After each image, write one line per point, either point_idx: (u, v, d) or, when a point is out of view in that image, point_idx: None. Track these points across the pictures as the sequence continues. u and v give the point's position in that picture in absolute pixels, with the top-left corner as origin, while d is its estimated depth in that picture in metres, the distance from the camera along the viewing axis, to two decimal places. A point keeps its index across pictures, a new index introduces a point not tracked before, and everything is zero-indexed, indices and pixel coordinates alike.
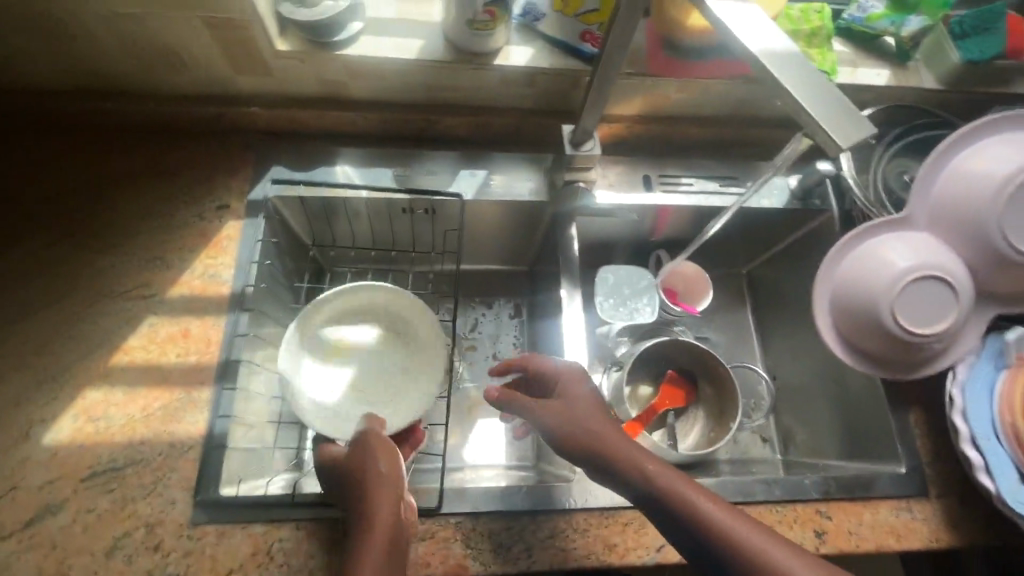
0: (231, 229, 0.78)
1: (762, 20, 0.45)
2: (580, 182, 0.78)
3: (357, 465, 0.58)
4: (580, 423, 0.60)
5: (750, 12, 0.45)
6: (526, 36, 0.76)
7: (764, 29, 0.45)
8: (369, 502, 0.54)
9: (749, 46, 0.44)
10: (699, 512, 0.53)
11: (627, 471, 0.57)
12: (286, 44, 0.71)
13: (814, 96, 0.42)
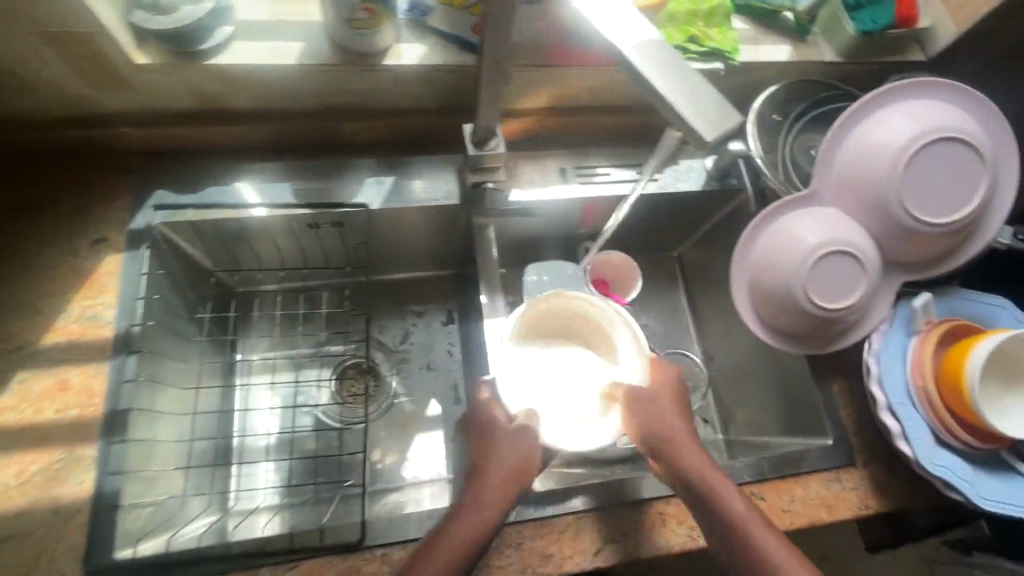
0: (111, 263, 0.71)
1: (629, 13, 0.44)
2: (489, 183, 0.76)
3: (497, 465, 0.63)
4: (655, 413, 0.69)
5: (618, 5, 0.44)
6: (417, 32, 0.71)
7: (626, 21, 0.44)
8: (485, 494, 0.62)
9: (614, 43, 0.43)
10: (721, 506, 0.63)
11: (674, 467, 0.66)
12: (147, 57, 0.64)
13: (679, 88, 0.42)
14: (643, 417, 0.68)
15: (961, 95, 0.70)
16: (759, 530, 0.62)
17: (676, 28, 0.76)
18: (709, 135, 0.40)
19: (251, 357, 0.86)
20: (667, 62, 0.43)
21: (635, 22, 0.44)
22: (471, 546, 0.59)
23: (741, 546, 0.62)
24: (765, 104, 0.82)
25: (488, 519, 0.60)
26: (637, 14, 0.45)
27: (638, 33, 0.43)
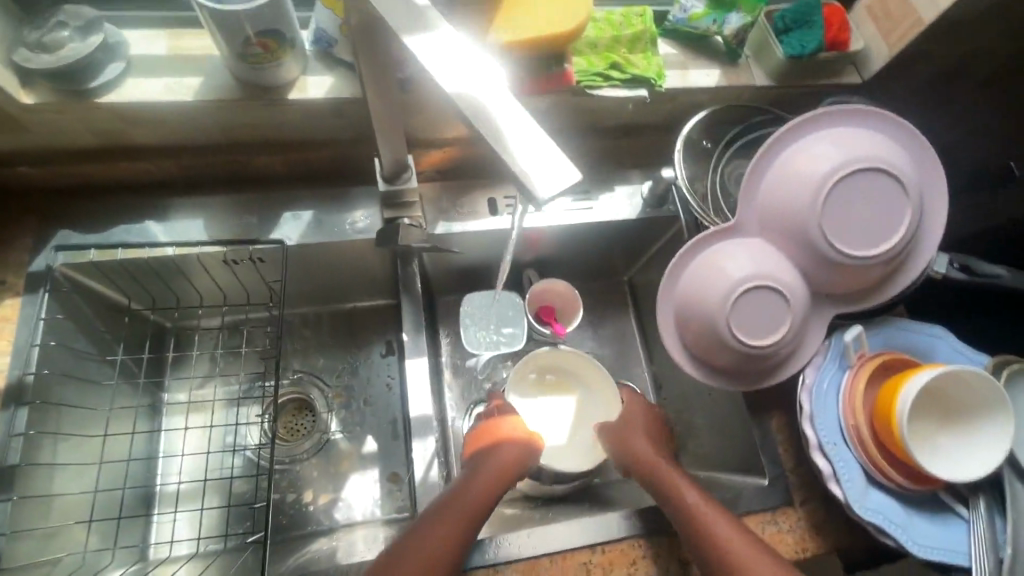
0: (7, 309, 0.68)
1: (466, 57, 0.40)
2: (405, 219, 0.73)
3: (501, 453, 0.69)
4: (630, 430, 0.79)
5: (457, 50, 0.41)
6: (324, 63, 0.69)
7: (464, 65, 0.40)
8: (488, 472, 0.67)
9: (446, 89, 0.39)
10: (686, 501, 0.65)
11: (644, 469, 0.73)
12: (33, 96, 0.62)
13: (515, 139, 0.38)
14: (622, 431, 0.78)
15: (885, 122, 0.68)
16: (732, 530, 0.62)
17: (596, 56, 0.74)
18: (541, 198, 0.36)
19: (176, 396, 0.85)
20: (501, 113, 0.38)
21: (473, 61, 0.40)
22: (472, 514, 0.62)
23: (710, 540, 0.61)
24: (694, 130, 0.80)
25: (492, 493, 0.65)
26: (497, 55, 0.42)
27: (474, 70, 0.40)
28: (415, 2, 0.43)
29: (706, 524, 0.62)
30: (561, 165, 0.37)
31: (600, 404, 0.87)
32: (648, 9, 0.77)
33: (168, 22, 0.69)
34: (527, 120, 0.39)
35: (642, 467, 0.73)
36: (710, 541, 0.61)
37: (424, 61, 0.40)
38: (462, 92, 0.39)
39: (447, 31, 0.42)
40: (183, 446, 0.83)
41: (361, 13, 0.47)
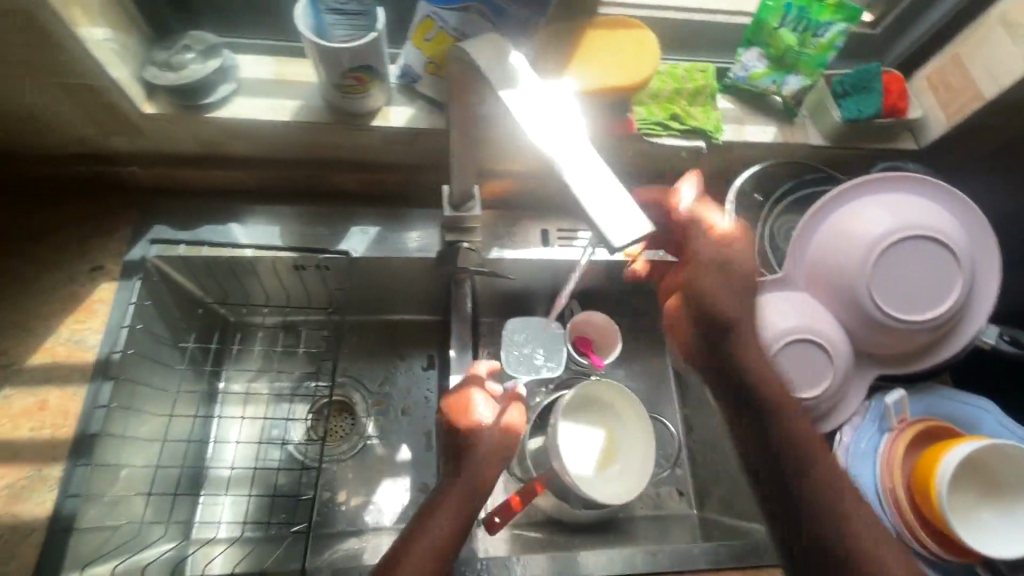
0: (104, 291, 0.75)
1: (553, 113, 0.46)
2: (464, 243, 0.79)
3: (481, 437, 0.67)
4: (730, 301, 0.63)
5: (548, 108, 0.46)
6: (407, 96, 0.76)
7: (550, 119, 0.45)
8: (471, 468, 0.65)
9: (533, 141, 0.44)
10: (823, 478, 0.59)
11: (772, 422, 0.62)
12: (154, 106, 0.70)
13: (591, 188, 0.42)
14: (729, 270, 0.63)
15: (940, 191, 0.69)
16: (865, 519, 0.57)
17: (657, 106, 0.78)
18: (613, 242, 0.40)
19: (232, 386, 0.91)
20: (568, 162, 0.43)
21: (558, 118, 0.45)
22: (459, 519, 0.63)
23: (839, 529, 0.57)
24: (747, 182, 0.82)
25: (483, 485, 0.65)
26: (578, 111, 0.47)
27: (558, 125, 0.45)
28: (509, 66, 0.49)
29: (838, 511, 0.57)
30: (631, 218, 0.41)
31: (632, 432, 0.89)
32: (710, 66, 0.81)
33: (273, 50, 0.77)
34: (605, 176, 0.43)
35: (774, 422, 0.61)
36: (842, 529, 0.57)
37: (520, 114, 0.46)
38: (544, 146, 0.44)
39: (541, 92, 0.47)
40: (233, 433, 0.89)
41: (458, 58, 0.52)
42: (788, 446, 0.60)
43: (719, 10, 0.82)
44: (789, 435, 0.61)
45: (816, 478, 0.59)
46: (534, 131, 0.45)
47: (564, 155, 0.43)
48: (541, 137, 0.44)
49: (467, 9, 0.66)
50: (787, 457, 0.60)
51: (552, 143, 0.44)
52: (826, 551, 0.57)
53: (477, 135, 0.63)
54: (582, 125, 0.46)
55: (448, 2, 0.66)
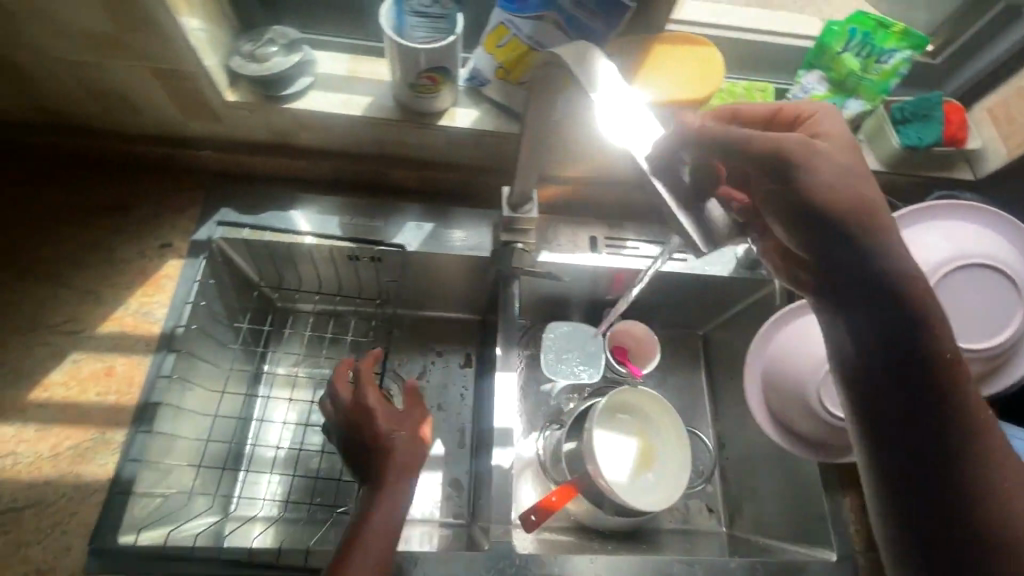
0: (172, 268, 0.79)
1: (634, 119, 0.50)
2: (519, 243, 0.81)
3: (396, 453, 0.68)
4: (832, 174, 0.50)
5: (630, 112, 0.50)
6: (473, 99, 0.79)
7: (637, 126, 0.49)
8: (388, 470, 0.66)
9: (626, 148, 0.48)
10: (972, 432, 0.48)
11: (920, 365, 0.48)
12: (235, 94, 0.73)
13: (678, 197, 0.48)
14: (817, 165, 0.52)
15: (1002, 223, 0.69)
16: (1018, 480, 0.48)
17: None
18: (706, 248, 0.47)
19: (276, 369, 0.94)
20: (655, 170, 0.48)
21: (641, 125, 0.50)
22: (388, 523, 0.63)
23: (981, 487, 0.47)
24: None
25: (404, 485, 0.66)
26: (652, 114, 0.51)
27: (642, 133, 0.49)
28: (594, 70, 0.50)
29: (980, 468, 0.47)
30: (715, 240, 0.48)
31: (668, 442, 0.90)
32: (769, 86, 0.82)
33: (349, 48, 0.80)
34: (693, 199, 0.49)
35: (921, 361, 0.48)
36: (973, 487, 0.47)
37: (624, 126, 0.49)
38: (636, 150, 0.48)
39: (639, 105, 0.50)
40: (275, 415, 0.91)
41: (545, 62, 0.54)
42: (930, 390, 0.48)
43: (781, 33, 0.83)
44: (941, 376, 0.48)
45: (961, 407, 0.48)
46: (641, 145, 0.48)
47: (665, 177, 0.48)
48: (648, 152, 0.48)
49: (542, 18, 0.68)
50: (921, 404, 0.48)
51: (658, 159, 0.48)
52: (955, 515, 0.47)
53: (546, 140, 0.65)
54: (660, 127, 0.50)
55: (523, 10, 0.69)
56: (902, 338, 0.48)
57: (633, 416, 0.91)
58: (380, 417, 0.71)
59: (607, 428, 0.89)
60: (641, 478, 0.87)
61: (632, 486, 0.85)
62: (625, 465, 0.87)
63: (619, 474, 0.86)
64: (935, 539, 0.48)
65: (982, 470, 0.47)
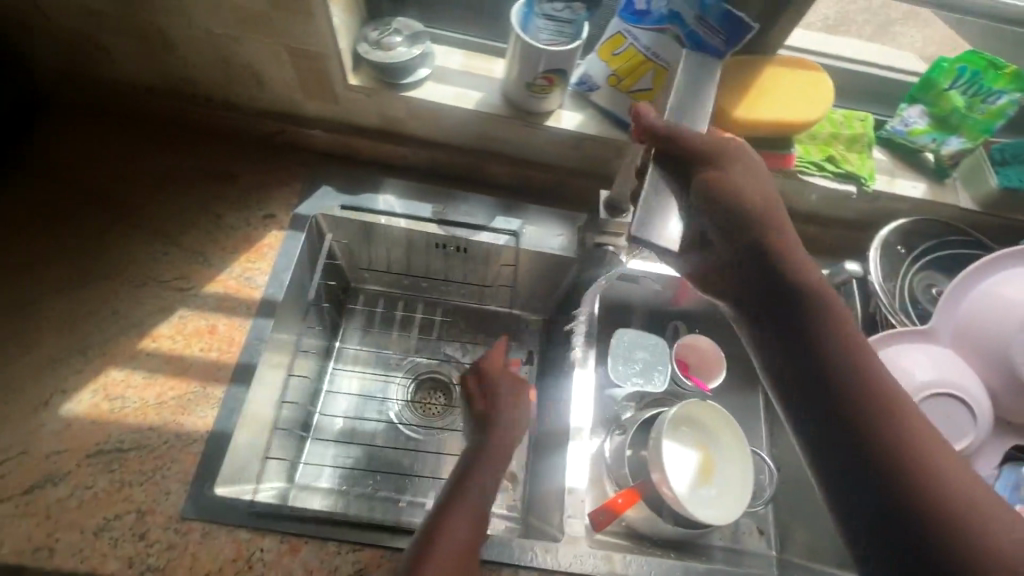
0: (272, 238, 0.82)
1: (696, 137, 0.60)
2: (609, 247, 0.82)
3: (495, 440, 0.69)
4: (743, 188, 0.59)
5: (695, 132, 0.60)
6: (578, 103, 0.81)
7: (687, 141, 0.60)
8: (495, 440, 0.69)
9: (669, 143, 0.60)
10: (905, 432, 0.48)
11: (843, 370, 0.53)
12: (358, 78, 0.77)
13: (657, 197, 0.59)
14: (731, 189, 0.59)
15: None
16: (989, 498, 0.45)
17: (817, 147, 0.81)
18: (637, 234, 0.56)
19: (346, 347, 0.98)
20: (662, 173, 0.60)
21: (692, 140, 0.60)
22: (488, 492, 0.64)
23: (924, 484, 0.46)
24: (892, 234, 0.82)
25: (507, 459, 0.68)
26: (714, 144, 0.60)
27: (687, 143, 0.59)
28: (704, 100, 0.62)
29: (922, 464, 0.47)
30: (666, 241, 0.57)
31: (731, 454, 0.90)
32: (870, 117, 0.84)
33: (463, 45, 0.84)
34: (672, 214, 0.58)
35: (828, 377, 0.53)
36: (923, 483, 0.46)
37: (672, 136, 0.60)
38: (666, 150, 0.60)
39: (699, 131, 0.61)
40: (344, 389, 0.96)
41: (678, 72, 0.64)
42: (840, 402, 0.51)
43: (871, 64, 0.87)
44: (879, 388, 0.51)
45: (885, 426, 0.49)
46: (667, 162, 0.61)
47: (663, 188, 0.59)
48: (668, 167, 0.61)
49: (663, 31, 0.71)
50: (865, 415, 0.50)
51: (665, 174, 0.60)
52: (904, 512, 0.45)
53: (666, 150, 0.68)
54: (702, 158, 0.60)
55: (645, 23, 0.72)
56: (814, 340, 0.55)
57: (693, 424, 0.92)
58: (502, 406, 0.73)
59: (672, 439, 0.89)
60: (707, 489, 0.87)
61: (699, 496, 0.86)
62: (691, 476, 0.87)
63: (686, 485, 0.87)
64: (888, 544, 0.45)
65: (919, 466, 0.47)
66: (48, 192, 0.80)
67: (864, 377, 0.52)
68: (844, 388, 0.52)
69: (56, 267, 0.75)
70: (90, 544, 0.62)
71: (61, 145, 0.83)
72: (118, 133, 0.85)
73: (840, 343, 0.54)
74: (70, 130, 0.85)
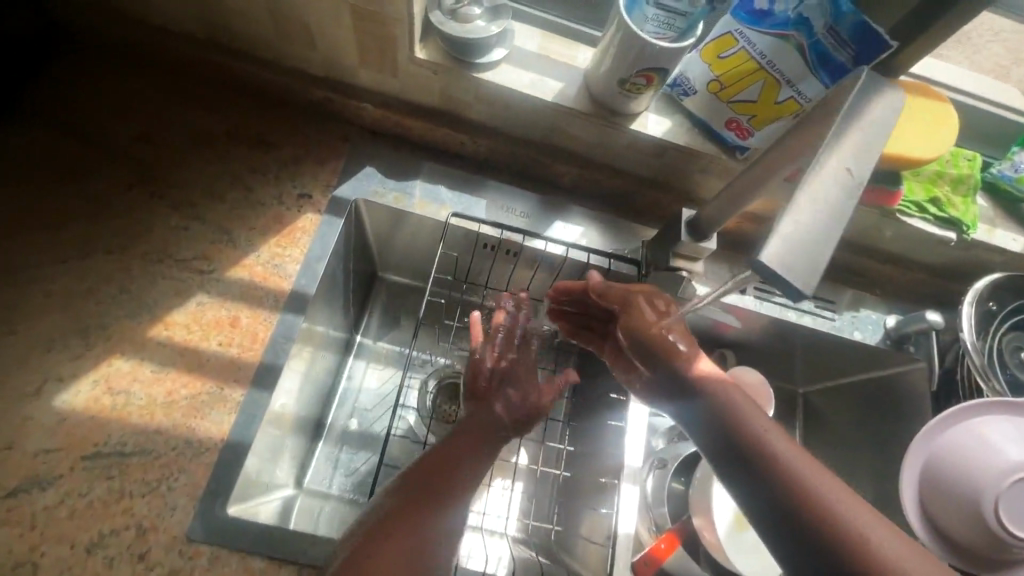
0: (308, 222, 0.72)
1: (853, 160, 0.42)
2: (684, 272, 0.71)
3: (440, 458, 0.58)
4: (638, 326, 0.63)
5: (850, 151, 0.42)
6: (666, 107, 0.72)
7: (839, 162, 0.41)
8: (452, 451, 0.59)
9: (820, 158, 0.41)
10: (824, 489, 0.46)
11: (753, 430, 0.52)
12: (424, 51, 0.67)
13: (807, 217, 0.39)
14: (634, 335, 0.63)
15: None
16: (885, 531, 0.44)
17: (919, 185, 0.75)
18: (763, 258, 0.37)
19: (367, 341, 0.91)
20: (814, 187, 0.40)
21: (844, 162, 0.41)
22: (405, 518, 0.52)
23: (819, 527, 0.44)
24: (985, 288, 0.75)
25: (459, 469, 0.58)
26: (867, 171, 0.42)
27: (836, 166, 0.41)
28: (883, 115, 0.44)
29: (832, 511, 0.45)
30: (802, 275, 0.37)
31: None
32: (979, 155, 0.77)
33: (543, 24, 0.74)
34: (823, 237, 0.38)
35: (729, 436, 0.53)
36: (836, 534, 0.44)
37: (836, 153, 0.42)
38: (821, 168, 0.41)
39: (873, 164, 0.42)
40: (364, 385, 0.88)
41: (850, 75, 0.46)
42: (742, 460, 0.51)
43: (975, 100, 0.80)
44: (781, 461, 0.49)
45: (785, 480, 0.47)
46: (830, 175, 0.41)
47: (816, 203, 0.39)
48: (834, 180, 0.41)
49: (784, 38, 0.61)
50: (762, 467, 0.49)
51: (827, 191, 0.40)
52: (807, 549, 0.45)
53: (752, 186, 0.58)
54: (856, 189, 0.41)
55: (764, 26, 0.62)
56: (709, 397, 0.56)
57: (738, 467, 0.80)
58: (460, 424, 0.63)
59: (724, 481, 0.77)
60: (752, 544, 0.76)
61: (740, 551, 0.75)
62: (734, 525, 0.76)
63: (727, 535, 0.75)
64: None
65: (826, 509, 0.45)
66: (56, 147, 0.69)
67: (736, 429, 0.53)
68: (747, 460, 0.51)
69: (60, 234, 0.65)
70: (82, 562, 0.54)
71: (72, 94, 0.72)
72: (139, 84, 0.74)
73: (734, 429, 0.53)
74: (83, 76, 0.73)
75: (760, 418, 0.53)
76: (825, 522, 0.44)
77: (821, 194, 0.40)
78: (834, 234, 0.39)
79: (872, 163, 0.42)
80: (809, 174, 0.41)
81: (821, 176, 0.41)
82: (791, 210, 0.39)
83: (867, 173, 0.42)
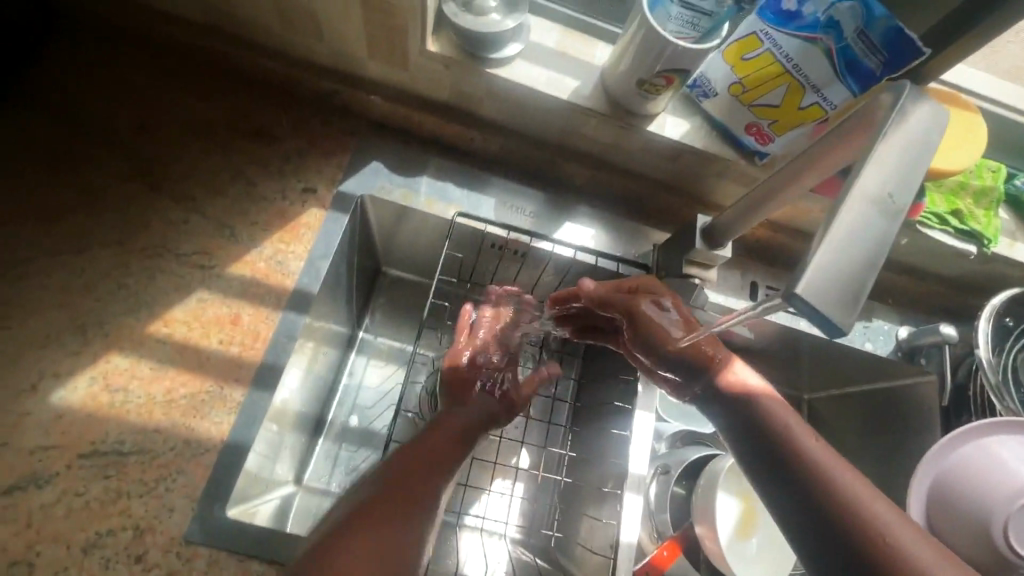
0: (312, 218, 0.70)
1: (894, 180, 0.40)
2: (696, 279, 0.69)
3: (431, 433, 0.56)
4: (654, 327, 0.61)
5: (890, 171, 0.40)
6: (684, 108, 0.70)
7: (881, 182, 0.40)
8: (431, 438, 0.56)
9: (862, 177, 0.39)
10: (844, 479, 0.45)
11: (776, 421, 0.51)
12: (435, 44, 0.65)
13: (847, 241, 0.37)
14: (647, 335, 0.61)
15: None
16: (901, 521, 0.42)
17: (940, 198, 0.73)
18: (799, 286, 0.35)
19: (369, 337, 0.90)
20: (855, 209, 0.38)
21: (886, 182, 0.40)
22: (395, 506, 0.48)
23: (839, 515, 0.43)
24: (1003, 303, 0.74)
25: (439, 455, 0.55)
26: (908, 193, 0.40)
27: (878, 188, 0.39)
28: (922, 131, 0.42)
29: (849, 500, 0.43)
30: (839, 312, 0.35)
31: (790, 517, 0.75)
32: (1004, 167, 0.75)
33: (561, 19, 0.72)
34: (860, 271, 0.37)
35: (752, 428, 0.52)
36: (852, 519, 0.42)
37: (879, 173, 0.40)
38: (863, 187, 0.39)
39: (913, 185, 0.40)
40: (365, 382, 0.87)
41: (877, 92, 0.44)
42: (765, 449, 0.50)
43: (1003, 109, 0.78)
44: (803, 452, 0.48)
45: (804, 469, 0.47)
46: (871, 199, 0.39)
47: (856, 226, 0.38)
48: (875, 202, 0.39)
49: (813, 41, 0.58)
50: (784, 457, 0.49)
51: (867, 216, 0.38)
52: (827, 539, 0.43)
53: (771, 195, 0.56)
54: (898, 211, 0.39)
55: (792, 27, 0.59)
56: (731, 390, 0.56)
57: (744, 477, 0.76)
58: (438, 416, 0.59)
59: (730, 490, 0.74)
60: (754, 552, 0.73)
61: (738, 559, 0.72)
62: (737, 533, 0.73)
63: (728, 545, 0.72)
64: None
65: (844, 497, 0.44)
66: (62, 133, 0.67)
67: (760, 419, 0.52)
68: (769, 449, 0.50)
69: (57, 228, 0.63)
70: (77, 562, 0.53)
71: (74, 76, 0.70)
72: (140, 73, 0.72)
73: (756, 420, 0.52)
74: (90, 59, 0.71)
75: (785, 410, 0.53)
76: (842, 509, 0.43)
77: (862, 222, 0.38)
78: (873, 267, 0.37)
79: (913, 184, 0.40)
80: (851, 194, 0.39)
81: (863, 198, 0.39)
82: (831, 239, 0.37)
83: (907, 199, 0.40)
